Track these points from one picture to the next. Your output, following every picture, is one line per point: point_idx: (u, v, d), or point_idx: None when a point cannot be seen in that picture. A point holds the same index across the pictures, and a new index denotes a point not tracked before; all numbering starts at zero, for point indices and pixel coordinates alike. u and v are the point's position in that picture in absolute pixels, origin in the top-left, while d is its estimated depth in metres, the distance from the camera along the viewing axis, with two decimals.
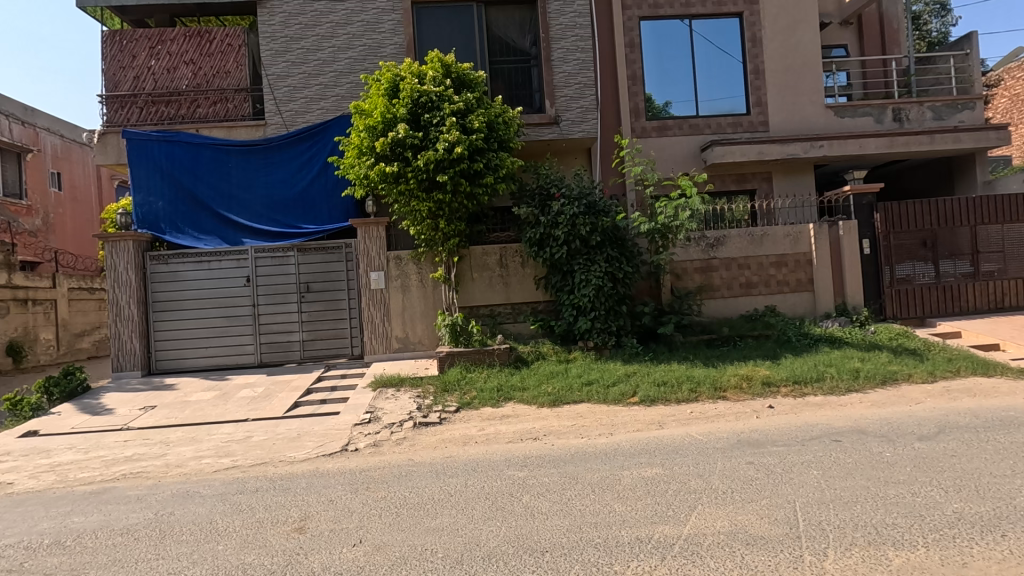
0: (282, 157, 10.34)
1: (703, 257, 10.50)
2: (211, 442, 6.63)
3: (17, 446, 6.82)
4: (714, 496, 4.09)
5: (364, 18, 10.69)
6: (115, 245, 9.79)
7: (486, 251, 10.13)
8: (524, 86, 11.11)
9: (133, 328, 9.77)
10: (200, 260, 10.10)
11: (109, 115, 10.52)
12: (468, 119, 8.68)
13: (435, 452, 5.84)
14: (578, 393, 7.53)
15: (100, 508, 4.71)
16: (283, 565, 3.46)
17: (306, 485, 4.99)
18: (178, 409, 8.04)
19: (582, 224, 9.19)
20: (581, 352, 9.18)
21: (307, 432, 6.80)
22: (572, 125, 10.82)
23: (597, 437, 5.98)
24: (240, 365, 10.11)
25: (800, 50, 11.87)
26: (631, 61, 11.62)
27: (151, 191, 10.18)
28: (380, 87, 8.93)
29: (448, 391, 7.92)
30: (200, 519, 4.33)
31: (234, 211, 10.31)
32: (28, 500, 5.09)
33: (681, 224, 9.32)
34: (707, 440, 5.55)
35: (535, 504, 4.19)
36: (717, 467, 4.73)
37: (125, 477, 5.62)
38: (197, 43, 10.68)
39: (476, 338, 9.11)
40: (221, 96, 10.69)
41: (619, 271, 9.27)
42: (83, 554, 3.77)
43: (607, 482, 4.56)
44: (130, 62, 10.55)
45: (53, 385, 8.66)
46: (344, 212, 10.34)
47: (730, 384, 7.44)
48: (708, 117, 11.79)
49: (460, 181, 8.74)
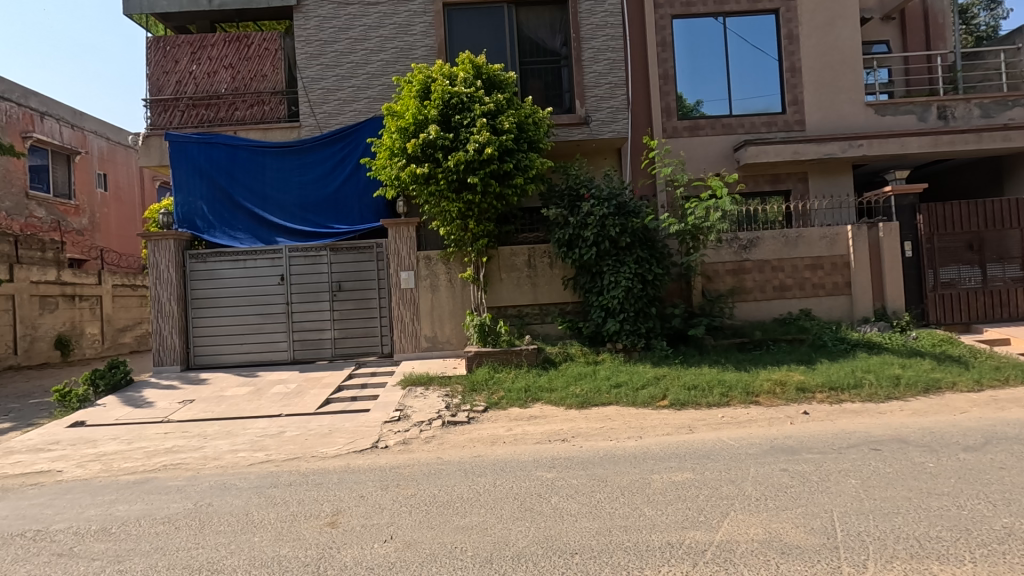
0: (315, 158, 10.55)
1: (735, 260, 10.31)
2: (246, 436, 6.82)
3: (66, 435, 7.14)
4: (747, 503, 4.02)
5: (396, 21, 10.84)
6: (157, 244, 10.13)
7: (514, 252, 10.15)
8: (554, 87, 11.10)
9: (172, 324, 10.10)
10: (236, 258, 10.38)
11: (153, 118, 10.91)
12: (498, 120, 8.71)
13: (464, 451, 5.88)
14: (606, 395, 7.49)
15: (142, 497, 4.89)
16: (316, 558, 3.53)
17: (338, 480, 5.09)
18: (214, 403, 8.28)
19: (612, 225, 9.13)
20: (609, 354, 9.10)
21: (337, 428, 6.94)
22: (602, 125, 10.76)
23: (625, 439, 5.94)
24: (273, 361, 10.36)
25: (839, 46, 11.55)
26: (662, 60, 11.49)
27: (190, 191, 10.51)
28: (412, 88, 9.02)
29: (476, 391, 7.96)
30: (237, 511, 4.46)
31: (269, 211, 10.56)
32: (76, 487, 5.33)
33: (712, 225, 9.19)
34: (739, 446, 5.44)
35: (565, 505, 4.18)
36: (749, 473, 4.65)
37: (165, 468, 5.82)
38: (236, 48, 10.99)
39: (504, 338, 9.15)
40: (258, 99, 10.97)
41: (648, 273, 9.17)
42: (127, 542, 3.92)
43: (638, 485, 4.52)
44: (174, 67, 10.92)
45: (99, 377, 8.98)
46: (374, 212, 10.50)
47: (763, 388, 7.28)
48: (741, 116, 11.56)
49: (490, 182, 8.77)
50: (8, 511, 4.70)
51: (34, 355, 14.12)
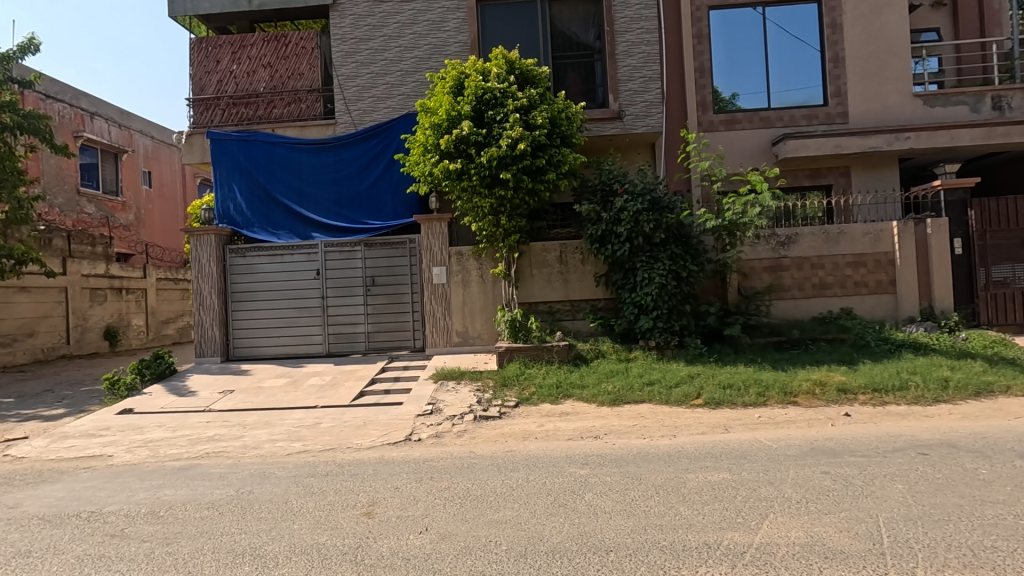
0: (350, 154, 10.71)
1: (773, 257, 10.05)
2: (284, 426, 7.00)
3: (115, 422, 7.45)
4: (786, 505, 3.92)
5: (429, 17, 10.91)
6: (199, 239, 10.47)
7: (546, 248, 10.11)
8: (587, 81, 11.01)
9: (213, 316, 10.41)
10: (274, 253, 10.62)
11: (195, 118, 11.24)
12: (531, 115, 8.69)
13: (497, 446, 5.91)
14: (639, 393, 7.40)
15: (187, 483, 5.07)
16: (354, 547, 3.60)
17: (373, 471, 5.17)
18: (253, 394, 8.52)
19: (646, 221, 9.00)
20: (642, 352, 8.99)
21: (372, 420, 7.06)
22: (636, 119, 10.62)
23: (659, 438, 5.87)
24: (309, 354, 10.58)
25: (885, 35, 11.12)
26: (698, 53, 11.24)
27: (230, 188, 10.81)
28: (445, 84, 9.06)
29: (507, 386, 7.99)
30: (277, 498, 4.58)
31: (305, 207, 10.79)
32: (126, 471, 5.56)
33: (750, 221, 8.96)
34: (777, 446, 5.32)
35: (599, 502, 4.16)
36: (789, 475, 4.53)
37: (208, 455, 6.02)
38: (274, 47, 11.23)
39: (536, 334, 9.13)
40: (295, 97, 11.20)
41: (683, 269, 9.03)
42: (174, 525, 4.07)
43: (672, 484, 4.47)
44: (215, 67, 11.24)
45: (146, 367, 9.33)
46: (407, 208, 10.62)
47: (802, 388, 7.08)
48: (780, 109, 11.24)
49: (523, 178, 8.76)
50: (64, 493, 4.94)
51: (85, 345, 14.77)
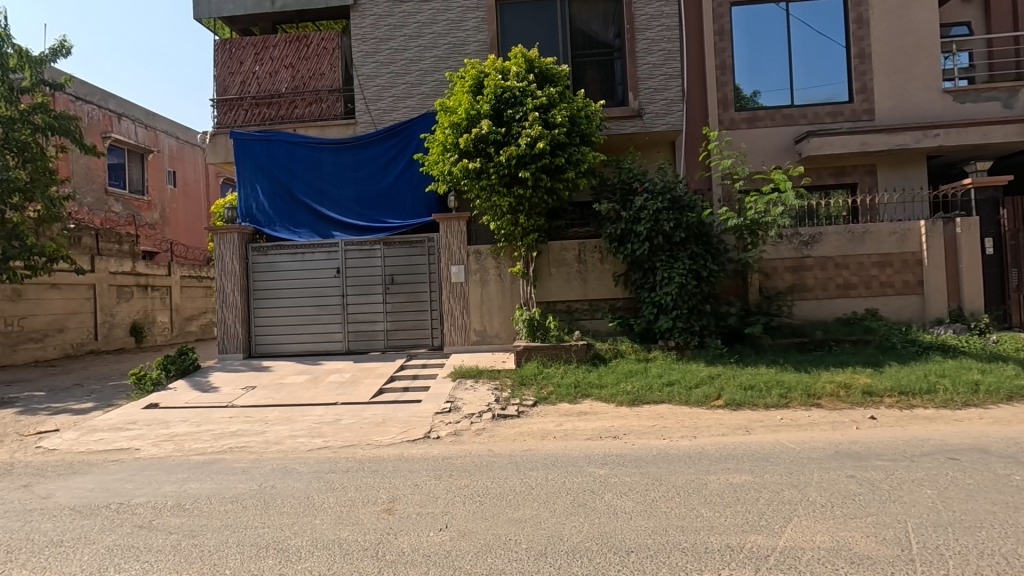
0: (370, 154, 10.79)
1: (796, 257, 9.88)
2: (305, 422, 7.09)
3: (142, 416, 7.62)
4: (811, 509, 3.85)
5: (449, 17, 10.95)
6: (222, 237, 10.64)
7: (564, 247, 10.08)
8: (606, 79, 10.94)
9: (236, 313, 10.57)
10: (296, 252, 10.75)
11: (219, 118, 11.42)
12: (551, 113, 8.67)
13: (515, 445, 5.90)
14: (658, 393, 7.34)
15: (212, 477, 5.16)
16: (375, 543, 3.63)
17: (392, 468, 5.22)
18: (274, 390, 8.64)
19: (666, 220, 8.92)
20: (661, 352, 8.93)
21: (390, 418, 7.11)
22: (656, 117, 10.54)
23: (678, 438, 5.81)
24: (329, 351, 10.69)
25: (913, 30, 10.87)
26: (720, 50, 11.08)
27: (253, 187, 10.97)
28: (465, 84, 9.08)
29: (525, 385, 7.98)
30: (299, 493, 4.65)
31: (326, 206, 10.90)
32: (153, 464, 5.68)
33: (773, 220, 8.84)
34: (801, 449, 5.23)
35: (619, 503, 4.13)
36: (813, 479, 4.45)
37: (231, 450, 6.13)
38: (296, 48, 11.37)
39: (554, 334, 9.11)
40: (316, 97, 11.33)
41: (703, 269, 8.93)
42: (200, 518, 4.15)
43: (694, 486, 4.42)
44: (238, 68, 11.41)
45: (171, 362, 9.52)
46: (426, 207, 10.67)
47: (825, 391, 6.96)
48: (804, 106, 11.05)
49: (542, 176, 8.74)
50: (93, 484, 5.06)
51: (112, 341, 15.13)
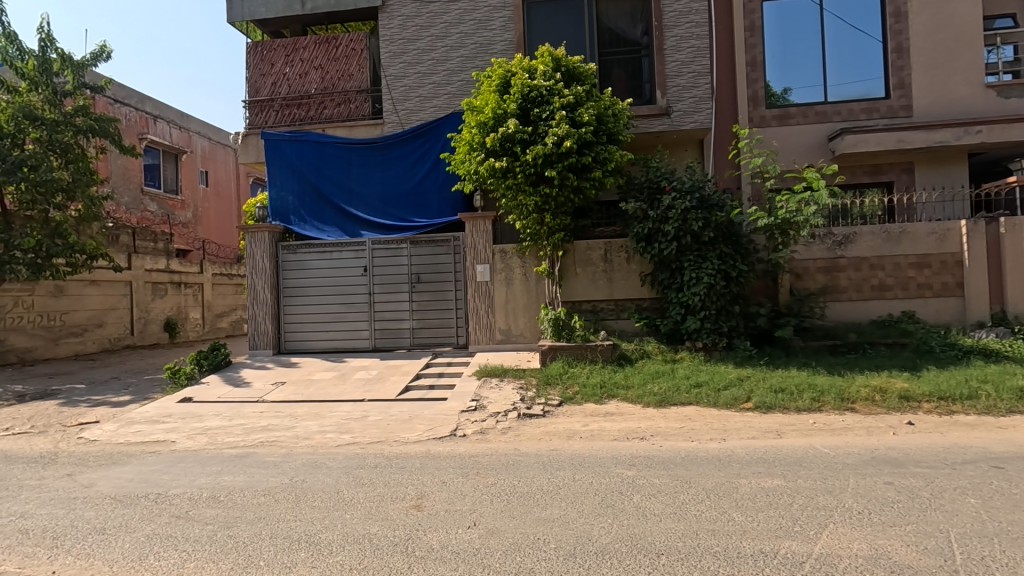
0: (397, 154, 10.89)
1: (828, 257, 9.65)
2: (333, 418, 7.19)
3: (176, 410, 7.84)
4: (847, 516, 3.75)
5: (476, 17, 10.98)
6: (253, 235, 10.86)
7: (590, 246, 10.02)
8: (634, 77, 10.85)
9: (266, 310, 10.79)
10: (324, 250, 10.91)
11: (250, 119, 11.67)
12: (578, 112, 8.63)
13: (541, 444, 5.88)
14: (685, 395, 7.25)
15: (244, 470, 5.28)
16: (404, 539, 3.65)
17: (420, 465, 5.26)
18: (303, 386, 8.80)
19: (694, 219, 8.80)
20: (688, 353, 8.80)
21: (417, 415, 7.17)
22: (684, 115, 10.41)
23: (707, 441, 5.72)
24: (356, 348, 10.83)
25: (954, 23, 10.52)
26: (750, 46, 10.86)
27: (283, 187, 11.17)
28: (492, 83, 9.09)
29: (551, 384, 7.96)
30: (330, 488, 4.72)
31: (354, 205, 11.05)
32: (188, 457, 5.83)
33: (805, 220, 8.64)
34: (835, 455, 5.10)
35: (648, 504, 4.09)
36: (848, 485, 4.33)
37: (262, 444, 6.25)
38: (325, 49, 11.54)
39: (579, 334, 9.08)
40: (345, 98, 11.48)
41: (732, 269, 8.79)
42: (234, 510, 4.24)
43: (724, 489, 4.34)
44: (269, 70, 11.64)
45: (204, 358, 9.75)
46: (453, 206, 10.73)
47: (860, 395, 6.78)
48: (838, 103, 10.77)
49: (568, 175, 8.71)
50: (133, 474, 5.23)
51: (146, 336, 15.59)
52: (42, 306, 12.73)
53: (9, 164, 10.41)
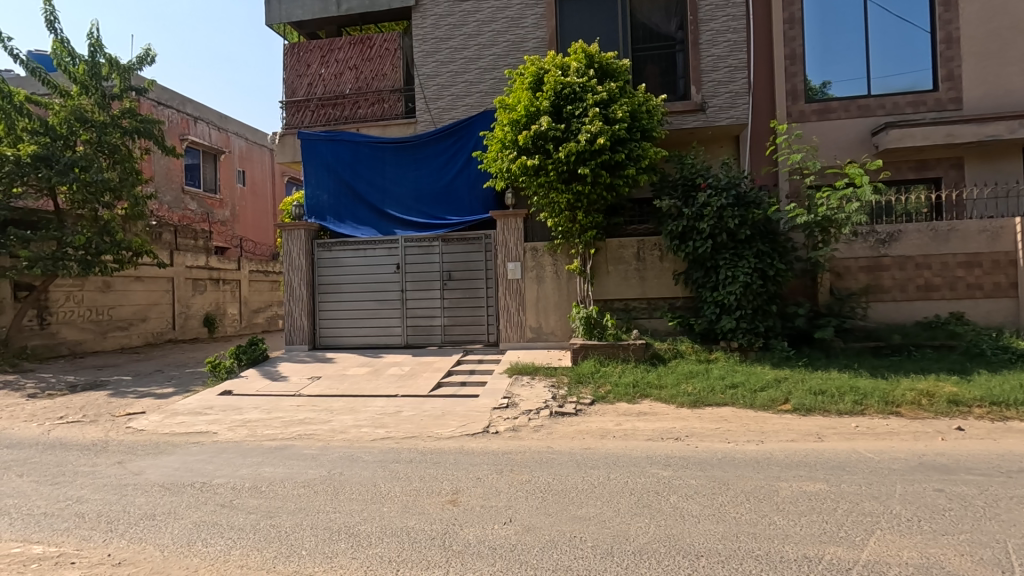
0: (429, 152, 10.99)
1: (871, 256, 9.34)
2: (367, 413, 7.31)
3: (217, 402, 8.09)
4: (895, 523, 3.63)
5: (508, 14, 10.99)
6: (290, 233, 11.11)
7: (623, 244, 9.93)
8: (668, 73, 10.71)
9: (302, 306, 11.04)
10: (358, 248, 11.08)
11: (287, 119, 11.93)
12: (611, 109, 8.56)
13: (574, 443, 5.87)
14: (720, 396, 7.12)
15: (284, 462, 5.41)
16: (441, 533, 3.69)
17: (454, 460, 5.30)
18: (338, 381, 8.97)
19: (730, 217, 8.63)
20: (723, 353, 8.63)
21: (449, 411, 7.23)
22: (720, 111, 10.22)
23: (744, 443, 5.61)
24: (388, 345, 10.98)
25: (1008, 11, 10.06)
26: (789, 39, 10.54)
27: (318, 186, 11.38)
28: (524, 81, 9.08)
29: (583, 382, 7.93)
30: (367, 481, 4.80)
31: (387, 204, 11.19)
32: (230, 448, 6.01)
33: (847, 217, 8.39)
34: (880, 460, 4.94)
35: (685, 505, 4.04)
36: (895, 491, 4.19)
37: (300, 437, 6.40)
38: (360, 50, 11.71)
39: (611, 332, 9.00)
40: (379, 97, 11.63)
41: (769, 268, 8.61)
42: (275, 500, 4.35)
43: (763, 492, 4.26)
44: (306, 71, 11.88)
45: (242, 352, 10.02)
46: (484, 204, 10.76)
47: (905, 398, 6.55)
48: (882, 96, 10.40)
49: (601, 173, 8.64)
50: (178, 463, 5.41)
51: (187, 330, 16.12)
52: (91, 301, 13.29)
53: (62, 165, 10.90)
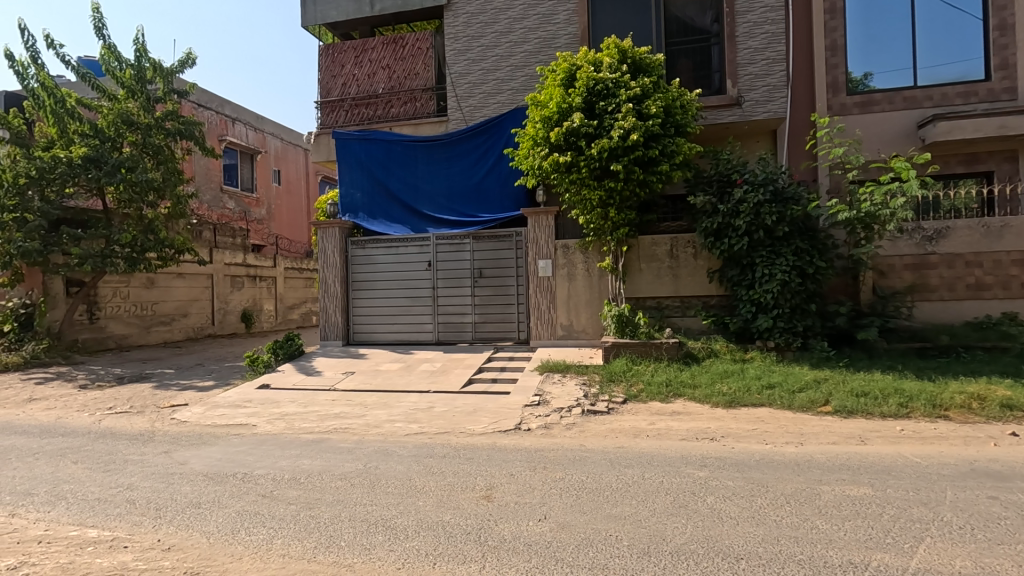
0: (461, 150, 11.05)
1: (917, 253, 9.00)
2: (401, 408, 7.41)
3: (256, 395, 8.32)
4: (947, 531, 3.49)
5: (540, 11, 10.96)
6: (325, 231, 11.33)
7: (656, 241, 9.80)
8: (703, 67, 10.52)
9: (336, 303, 11.25)
10: (390, 245, 11.23)
11: (322, 119, 12.15)
12: (644, 104, 8.45)
13: (607, 441, 5.83)
14: (757, 396, 6.97)
15: (321, 455, 5.53)
16: (477, 528, 3.72)
17: (487, 456, 5.33)
18: (371, 376, 9.12)
19: (768, 213, 8.43)
20: (759, 353, 8.44)
21: (481, 407, 7.28)
22: (756, 105, 10.04)
23: (783, 445, 5.47)
24: (420, 341, 11.11)
25: None
26: (830, 29, 10.20)
27: (352, 184, 11.57)
28: (556, 77, 9.04)
29: (615, 381, 7.86)
30: (402, 475, 4.86)
31: (419, 202, 11.30)
32: (269, 440, 6.18)
33: (892, 213, 8.07)
34: (929, 465, 4.75)
35: (723, 506, 3.97)
36: (946, 497, 4.03)
37: (335, 431, 6.53)
38: (392, 49, 11.85)
39: (643, 330, 8.92)
40: (411, 96, 11.75)
41: (809, 266, 8.38)
42: (314, 492, 4.45)
43: (805, 495, 4.15)
44: (340, 71, 12.08)
45: (279, 347, 10.28)
46: (515, 201, 10.75)
47: (954, 402, 6.30)
48: (930, 87, 9.99)
49: (634, 169, 8.55)
50: (221, 454, 5.59)
51: (226, 325, 16.61)
52: (136, 297, 13.80)
53: (110, 166, 11.31)
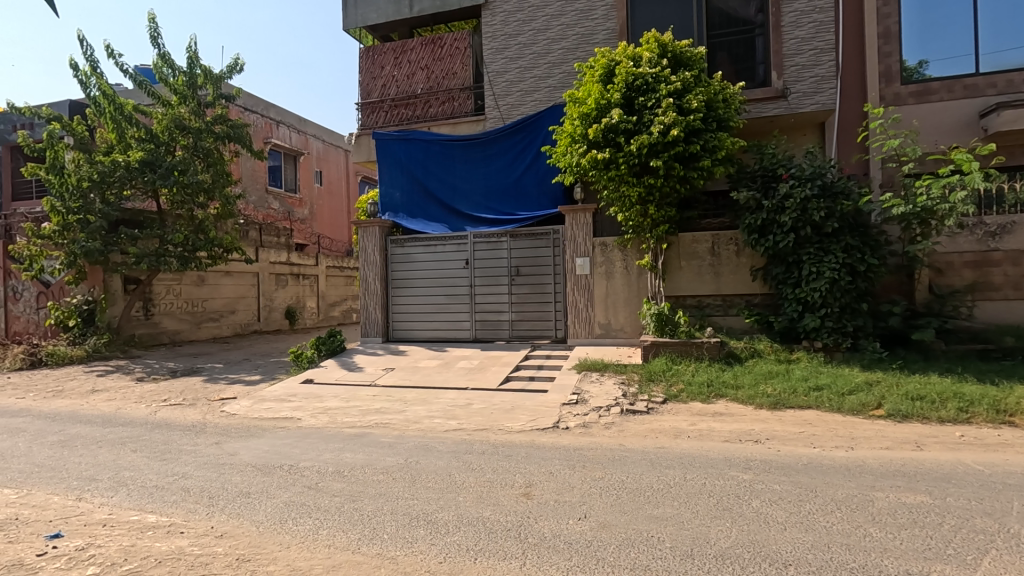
0: (498, 149, 11.08)
1: (978, 250, 8.56)
2: (439, 404, 7.49)
3: (300, 390, 8.56)
4: (1013, 543, 3.30)
5: (577, 7, 10.88)
6: (365, 230, 11.56)
7: (696, 239, 9.60)
8: (746, 58, 10.24)
9: (376, 301, 11.46)
10: (429, 244, 11.37)
11: (362, 120, 12.40)
12: (685, 99, 8.28)
13: (647, 441, 5.75)
14: (803, 398, 6.74)
15: (363, 449, 5.65)
16: (516, 524, 3.73)
17: (526, 454, 5.33)
18: (411, 372, 9.27)
19: (815, 209, 8.14)
20: (806, 354, 8.17)
21: (519, 405, 7.29)
22: (803, 97, 9.75)
23: (833, 449, 5.27)
24: (458, 339, 11.20)
25: None
26: (883, 15, 9.74)
27: (392, 184, 11.76)
28: (595, 73, 8.95)
29: (654, 381, 7.74)
30: (442, 470, 4.92)
31: (457, 201, 11.39)
32: (313, 433, 6.36)
33: (952, 208, 7.64)
34: (993, 473, 4.49)
35: (769, 511, 3.85)
36: (1013, 508, 3.80)
37: (376, 425, 6.66)
38: (431, 50, 11.98)
39: (683, 330, 8.77)
40: (449, 96, 11.87)
41: (860, 263, 8.06)
42: (357, 485, 4.55)
43: (857, 501, 3.99)
44: (380, 73, 12.29)
45: (322, 343, 10.54)
46: (552, 199, 10.71)
47: (1019, 407, 5.95)
48: (992, 74, 9.43)
49: (674, 165, 8.42)
50: (268, 446, 5.78)
51: (271, 322, 17.15)
52: (188, 294, 14.42)
53: (163, 170, 11.89)
